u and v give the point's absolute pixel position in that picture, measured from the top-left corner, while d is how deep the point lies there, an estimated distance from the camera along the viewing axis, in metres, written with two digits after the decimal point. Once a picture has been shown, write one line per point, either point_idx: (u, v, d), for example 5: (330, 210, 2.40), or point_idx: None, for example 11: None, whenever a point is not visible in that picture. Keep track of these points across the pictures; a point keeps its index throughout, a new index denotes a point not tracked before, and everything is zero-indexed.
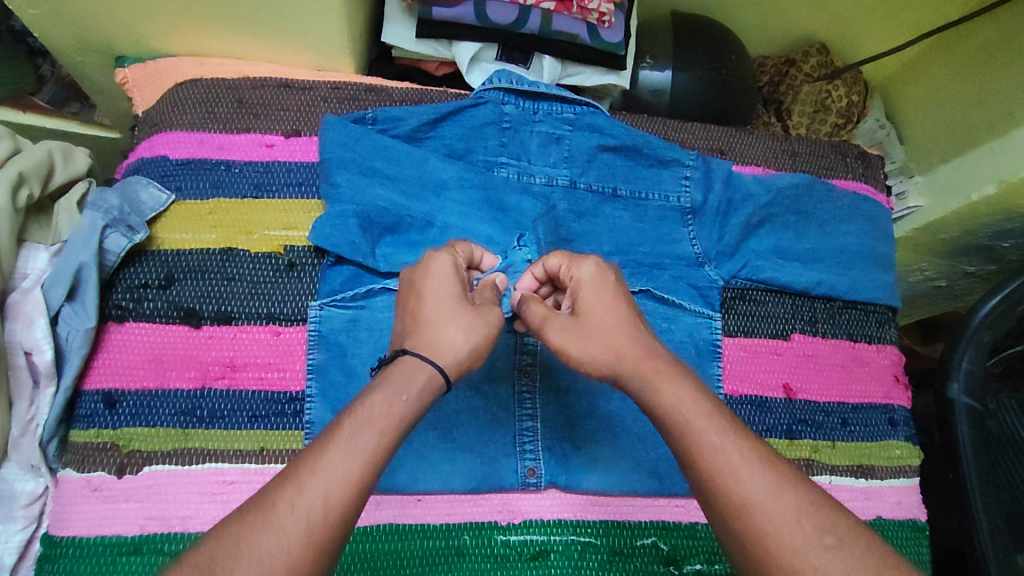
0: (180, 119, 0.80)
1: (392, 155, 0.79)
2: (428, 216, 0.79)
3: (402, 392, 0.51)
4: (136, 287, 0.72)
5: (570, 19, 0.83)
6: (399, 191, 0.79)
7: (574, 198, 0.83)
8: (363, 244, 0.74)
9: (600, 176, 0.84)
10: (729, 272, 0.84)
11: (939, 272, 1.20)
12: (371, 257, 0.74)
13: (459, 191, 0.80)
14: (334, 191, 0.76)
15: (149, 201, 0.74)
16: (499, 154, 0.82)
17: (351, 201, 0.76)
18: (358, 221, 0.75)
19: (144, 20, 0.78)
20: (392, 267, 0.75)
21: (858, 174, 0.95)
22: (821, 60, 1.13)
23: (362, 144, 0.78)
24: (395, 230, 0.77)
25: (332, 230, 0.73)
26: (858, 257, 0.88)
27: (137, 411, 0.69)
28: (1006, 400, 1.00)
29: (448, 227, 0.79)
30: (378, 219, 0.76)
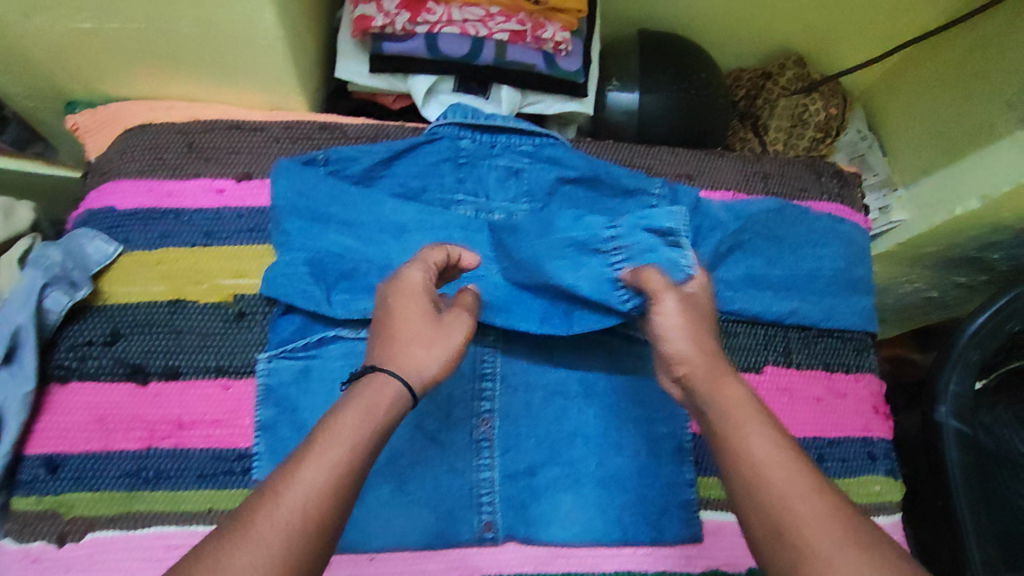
0: (128, 167, 0.78)
1: (347, 200, 0.77)
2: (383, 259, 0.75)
3: (372, 406, 0.51)
4: (80, 345, 0.70)
5: (526, 49, 0.79)
6: (353, 235, 0.76)
7: None
8: (316, 290, 0.72)
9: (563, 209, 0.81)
10: None
11: (929, 283, 1.17)
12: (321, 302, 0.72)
13: (420, 233, 0.77)
14: (284, 239, 0.75)
15: (95, 254, 0.72)
16: (456, 191, 0.80)
17: (301, 249, 0.74)
18: (309, 268, 0.73)
19: (90, 64, 0.76)
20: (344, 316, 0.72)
21: (833, 194, 0.91)
22: (799, 73, 1.09)
23: (318, 189, 0.76)
24: (352, 276, 0.74)
25: (283, 278, 0.72)
26: (833, 282, 0.85)
27: (80, 475, 0.67)
28: (1002, 415, 0.97)
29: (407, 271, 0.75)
30: (331, 266, 0.74)
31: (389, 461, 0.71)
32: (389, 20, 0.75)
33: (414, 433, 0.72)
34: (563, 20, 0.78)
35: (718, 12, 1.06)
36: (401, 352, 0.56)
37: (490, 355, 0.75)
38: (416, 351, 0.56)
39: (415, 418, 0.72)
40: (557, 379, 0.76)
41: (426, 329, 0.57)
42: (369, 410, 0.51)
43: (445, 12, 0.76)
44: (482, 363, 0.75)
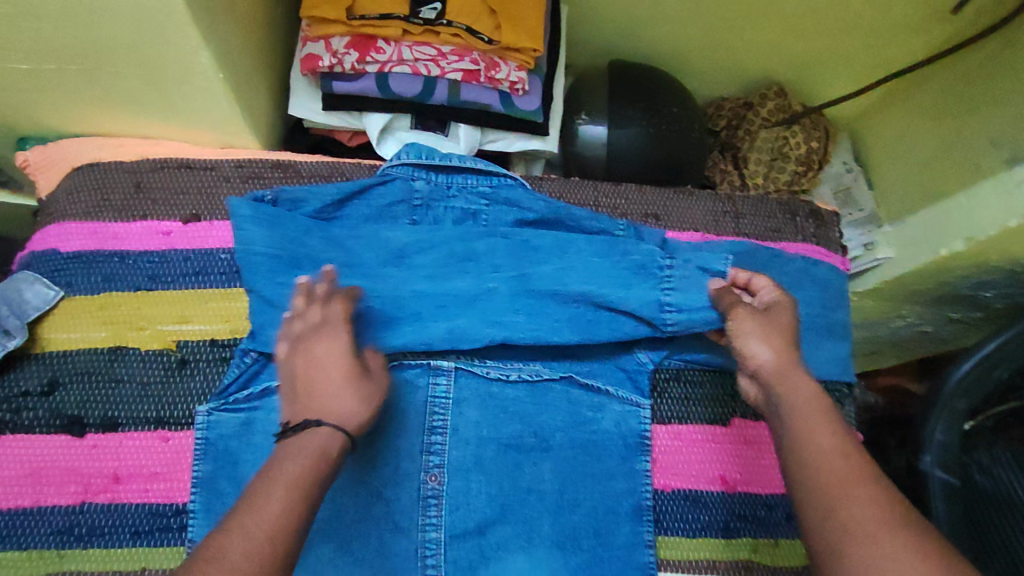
0: (75, 209, 0.77)
1: (342, 241, 0.74)
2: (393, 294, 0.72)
3: (319, 453, 0.55)
4: (15, 396, 0.68)
5: (480, 88, 0.76)
6: (361, 276, 0.73)
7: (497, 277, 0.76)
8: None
9: None
10: (660, 355, 0.77)
11: (921, 318, 1.13)
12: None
13: (423, 262, 0.75)
14: (279, 289, 0.70)
15: (34, 298, 0.71)
16: None
17: (301, 293, 0.71)
18: (320, 317, 0.70)
19: (37, 103, 0.75)
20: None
21: (808, 235, 0.87)
22: (779, 104, 1.05)
23: (313, 236, 0.73)
24: (369, 318, 0.71)
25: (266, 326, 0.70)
26: (806, 329, 0.81)
27: (8, 532, 0.65)
28: (1001, 454, 0.89)
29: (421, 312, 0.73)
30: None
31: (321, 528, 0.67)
32: (336, 60, 0.73)
33: (347, 496, 0.68)
34: (517, 59, 0.75)
35: (693, 41, 1.03)
36: (339, 403, 0.59)
37: (442, 406, 0.72)
38: (351, 402, 0.60)
39: (334, 488, 0.68)
40: (511, 431, 0.73)
41: (353, 381, 0.61)
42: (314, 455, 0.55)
43: (395, 51, 0.73)
44: (433, 416, 0.71)
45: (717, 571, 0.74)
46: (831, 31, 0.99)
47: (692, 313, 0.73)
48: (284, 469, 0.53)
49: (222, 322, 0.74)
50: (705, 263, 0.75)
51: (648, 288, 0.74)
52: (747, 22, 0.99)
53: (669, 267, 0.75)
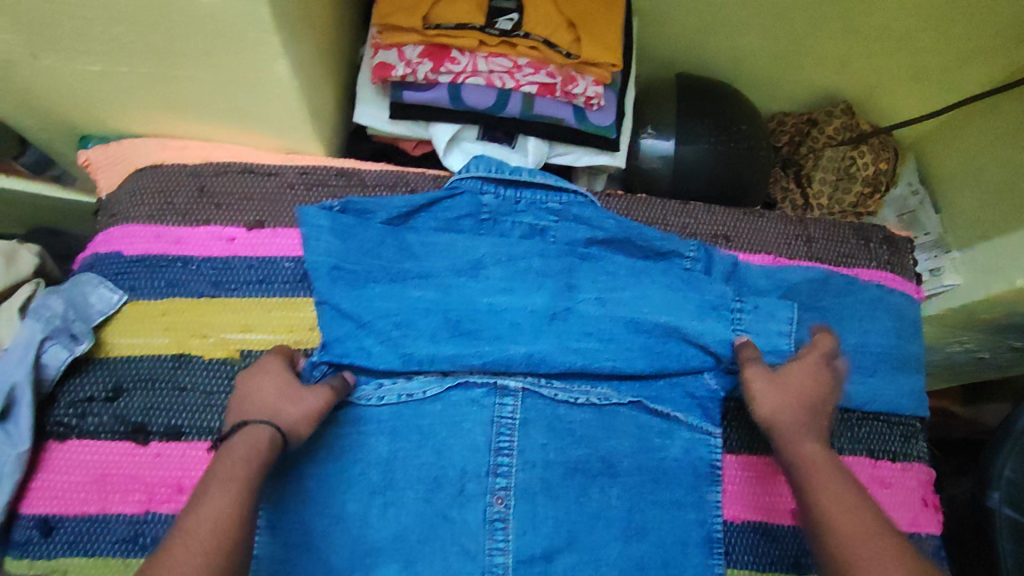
0: (137, 211, 0.76)
1: (416, 251, 0.73)
2: (470, 306, 0.72)
3: (252, 449, 0.57)
4: (80, 401, 0.68)
5: (555, 102, 0.74)
6: (434, 287, 0.72)
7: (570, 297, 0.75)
8: (405, 341, 0.70)
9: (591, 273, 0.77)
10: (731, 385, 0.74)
11: (981, 345, 1.09)
12: (383, 357, 0.69)
13: (498, 268, 0.74)
14: (362, 301, 0.70)
15: (98, 303, 0.70)
16: None
17: (380, 303, 0.70)
18: (397, 330, 0.70)
19: (101, 103, 0.74)
20: (421, 363, 0.70)
21: (883, 262, 0.84)
22: (846, 122, 1.02)
23: (386, 246, 0.72)
24: (453, 330, 0.71)
25: (344, 335, 0.69)
26: (881, 360, 0.78)
27: (75, 539, 0.64)
28: None
29: (498, 328, 0.72)
30: (417, 322, 0.70)
31: (353, 556, 0.66)
32: (409, 70, 0.71)
33: (371, 523, 0.66)
34: (594, 74, 0.72)
35: (759, 53, 1.00)
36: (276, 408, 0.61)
37: (508, 426, 0.70)
38: (287, 405, 0.62)
39: (360, 513, 0.67)
40: (579, 455, 0.71)
41: (289, 387, 0.63)
42: (249, 455, 0.56)
43: (470, 62, 0.71)
44: (499, 437, 0.70)
45: None
46: (903, 48, 0.95)
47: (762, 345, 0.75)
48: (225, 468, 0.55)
49: (286, 332, 0.73)
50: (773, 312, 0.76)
51: (723, 328, 0.74)
52: (818, 36, 0.96)
53: (741, 309, 0.75)
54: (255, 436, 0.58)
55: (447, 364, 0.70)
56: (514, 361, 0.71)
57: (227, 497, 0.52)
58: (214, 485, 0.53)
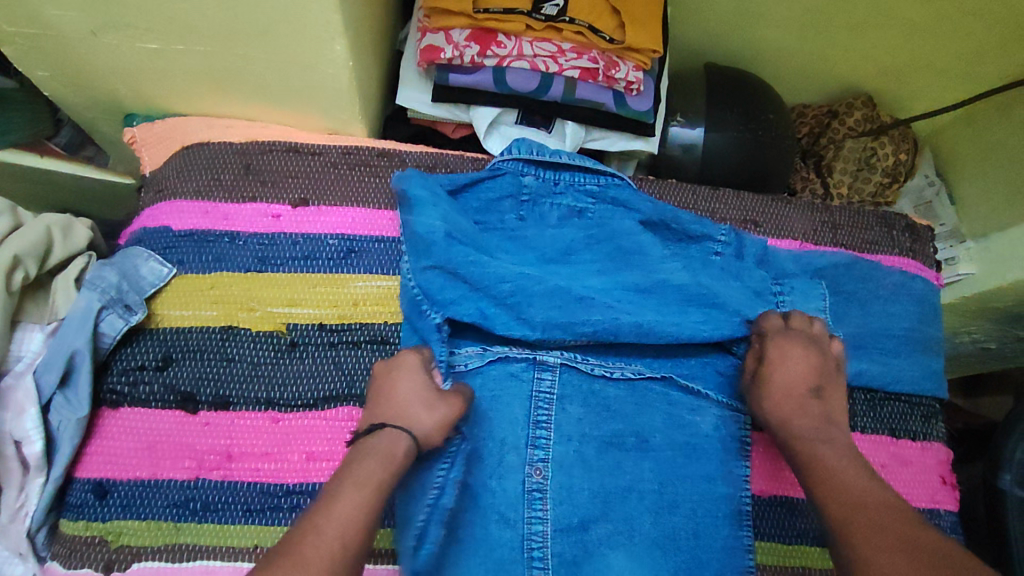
0: (185, 187, 0.77)
1: (512, 232, 0.78)
2: (574, 279, 0.74)
3: (386, 458, 0.60)
4: (131, 369, 0.69)
5: (596, 87, 0.76)
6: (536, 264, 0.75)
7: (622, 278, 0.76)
8: (522, 307, 0.71)
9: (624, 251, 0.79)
10: None
11: (988, 336, 1.12)
12: (508, 326, 0.72)
13: (588, 250, 0.77)
14: (480, 268, 0.71)
15: (149, 276, 0.72)
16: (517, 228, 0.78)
17: (496, 269, 0.72)
18: (495, 300, 0.71)
19: (154, 81, 0.76)
20: (540, 327, 0.71)
21: (905, 249, 0.87)
22: (867, 114, 1.04)
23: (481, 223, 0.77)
24: (555, 299, 0.72)
25: (454, 299, 0.71)
26: (904, 343, 0.81)
27: (128, 502, 0.66)
28: None
29: (591, 300, 0.72)
30: (531, 289, 0.71)
31: (404, 517, 0.67)
32: (457, 53, 0.73)
33: (418, 491, 0.67)
34: (635, 59, 0.75)
35: (784, 44, 1.02)
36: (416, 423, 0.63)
37: (546, 401, 0.72)
38: (419, 414, 0.64)
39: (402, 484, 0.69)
40: (614, 430, 0.73)
41: (423, 394, 0.65)
42: (384, 463, 0.59)
43: (515, 46, 0.73)
44: (537, 411, 0.72)
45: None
46: (923, 43, 0.98)
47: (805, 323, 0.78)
48: (356, 471, 0.58)
49: (330, 307, 0.75)
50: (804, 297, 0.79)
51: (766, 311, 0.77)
52: (842, 29, 0.98)
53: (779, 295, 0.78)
54: (387, 445, 0.61)
55: (559, 331, 0.71)
56: (623, 330, 0.72)
57: (358, 503, 0.55)
58: (349, 488, 0.56)
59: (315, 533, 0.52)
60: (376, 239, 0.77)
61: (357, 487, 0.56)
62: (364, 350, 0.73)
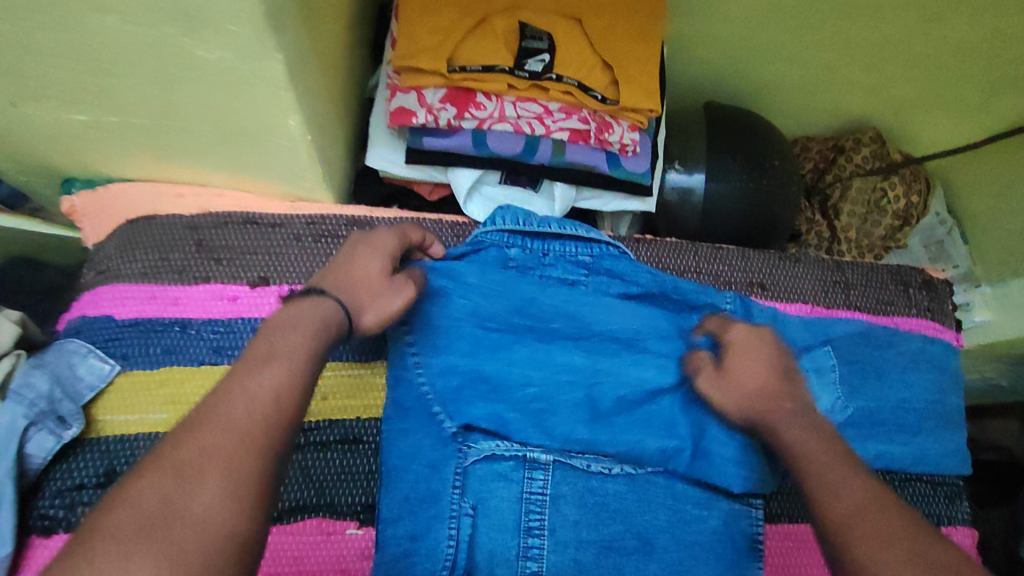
0: (130, 268, 0.69)
1: (536, 315, 0.69)
2: (616, 382, 0.68)
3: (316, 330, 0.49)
4: (68, 490, 0.61)
5: (589, 149, 0.70)
6: (577, 357, 0.69)
7: (642, 363, 0.69)
8: (547, 417, 0.66)
9: (625, 328, 0.70)
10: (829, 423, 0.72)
11: (1004, 376, 1.05)
12: (525, 431, 0.66)
13: (638, 344, 0.70)
14: (504, 372, 0.67)
15: (87, 375, 0.64)
16: (524, 307, 0.69)
17: (520, 371, 0.67)
18: (517, 413, 0.66)
19: (88, 151, 0.68)
20: (561, 443, 0.66)
21: (923, 308, 0.81)
22: (875, 151, 0.97)
23: (499, 298, 0.69)
24: (591, 403, 0.67)
25: (479, 411, 0.65)
26: (925, 417, 0.75)
27: None
28: None
29: (625, 416, 0.68)
30: (558, 398, 0.67)
31: None
32: (431, 116, 0.66)
33: None
34: (631, 119, 0.68)
35: (787, 79, 0.95)
36: (359, 294, 0.53)
37: (539, 503, 0.65)
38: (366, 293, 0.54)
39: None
40: (614, 532, 0.65)
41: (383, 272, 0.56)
42: (319, 328, 0.49)
43: (498, 107, 0.66)
44: (529, 515, 0.64)
45: None
46: (935, 76, 0.91)
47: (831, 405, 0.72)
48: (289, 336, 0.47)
49: None
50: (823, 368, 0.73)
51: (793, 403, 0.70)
52: (853, 61, 0.90)
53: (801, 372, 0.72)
54: (324, 309, 0.50)
55: (584, 442, 0.67)
56: (650, 453, 0.67)
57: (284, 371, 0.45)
58: (273, 351, 0.46)
59: (229, 400, 0.43)
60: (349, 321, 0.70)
61: (286, 360, 0.46)
62: (335, 452, 0.66)
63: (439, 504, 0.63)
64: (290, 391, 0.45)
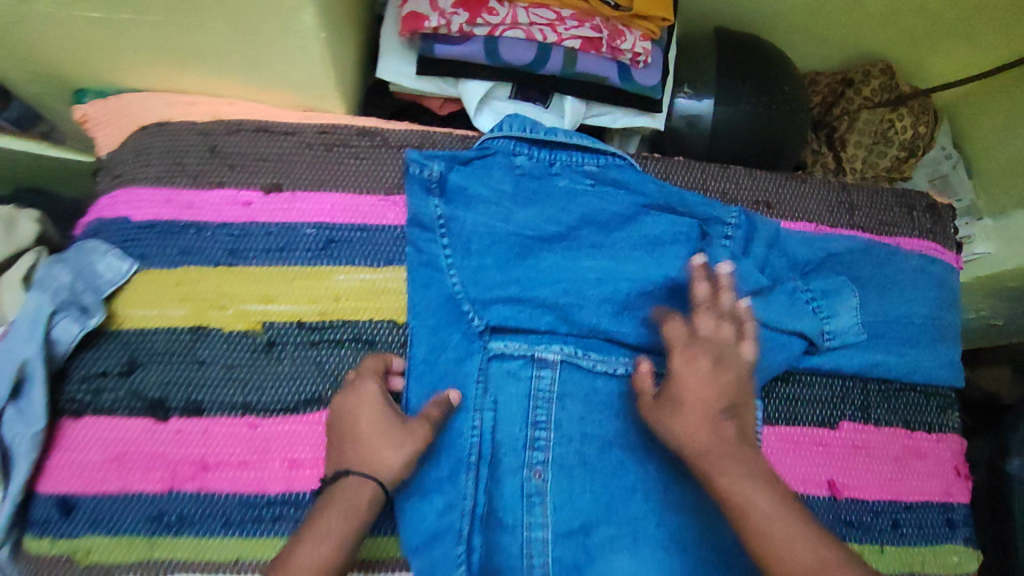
0: (145, 172, 0.70)
1: (566, 217, 0.71)
2: (644, 279, 0.71)
3: (351, 508, 0.58)
4: (93, 376, 0.64)
5: (599, 59, 0.70)
6: (608, 259, 0.71)
7: (668, 261, 0.71)
8: (573, 309, 0.70)
9: (638, 234, 0.72)
10: (842, 338, 0.74)
11: (1001, 318, 1.05)
12: (553, 326, 0.70)
13: (675, 246, 0.72)
14: (535, 273, 0.70)
15: (108, 272, 0.65)
16: (552, 215, 0.71)
17: (551, 276, 0.70)
18: (549, 314, 0.70)
19: (104, 58, 0.69)
20: (586, 331, 0.70)
21: (925, 230, 0.82)
22: (885, 82, 0.97)
23: (529, 208, 0.71)
24: (616, 298, 0.70)
25: (508, 310, 0.69)
26: (924, 332, 0.77)
27: (96, 518, 0.61)
28: None
29: (644, 322, 0.71)
30: (584, 293, 0.70)
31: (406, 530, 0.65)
32: (444, 21, 0.66)
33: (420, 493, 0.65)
34: (643, 28, 0.69)
35: (797, 7, 0.95)
36: (377, 461, 0.60)
37: (545, 400, 0.69)
38: (385, 458, 0.61)
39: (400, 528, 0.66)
40: (617, 429, 0.70)
41: (391, 428, 0.62)
42: (349, 514, 0.58)
43: (510, 14, 0.67)
44: (536, 412, 0.68)
45: None
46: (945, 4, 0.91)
47: (847, 329, 0.74)
48: (320, 523, 0.57)
49: (310, 303, 0.69)
50: (837, 293, 0.75)
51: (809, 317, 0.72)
52: None
53: (812, 295, 0.74)
54: (357, 495, 0.59)
55: (604, 335, 0.70)
56: (665, 345, 0.71)
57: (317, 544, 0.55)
58: (309, 538, 0.56)
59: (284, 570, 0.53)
60: (358, 227, 0.72)
61: (318, 540, 0.55)
62: (347, 350, 0.68)
63: (464, 397, 0.68)
64: (335, 550, 0.55)
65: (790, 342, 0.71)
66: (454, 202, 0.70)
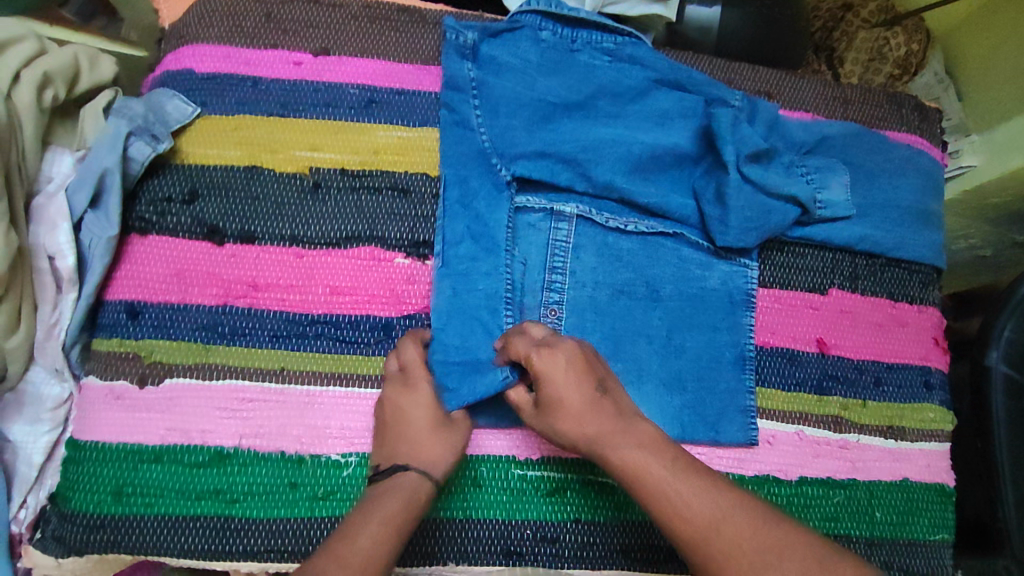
0: (207, 32, 0.78)
1: (585, 87, 0.79)
2: (654, 147, 0.78)
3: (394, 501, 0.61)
4: (159, 201, 0.71)
5: None
6: (622, 128, 0.79)
7: (676, 133, 0.79)
8: (589, 165, 0.77)
9: (650, 107, 0.80)
10: (833, 208, 0.81)
11: (985, 241, 1.12)
12: (571, 182, 0.77)
13: (682, 121, 0.80)
14: (556, 136, 0.77)
15: (174, 113, 0.72)
16: (573, 85, 0.79)
17: (570, 137, 0.77)
18: (568, 169, 0.77)
19: None
20: (601, 189, 0.77)
21: (913, 127, 0.89)
22: (882, 5, 1.05)
23: (552, 78, 0.78)
24: (630, 160, 0.78)
25: (531, 166, 0.76)
26: (908, 214, 0.84)
27: (159, 323, 0.69)
28: None
29: (654, 187, 0.78)
30: (601, 152, 0.77)
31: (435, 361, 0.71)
32: None
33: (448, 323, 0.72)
34: None
35: None
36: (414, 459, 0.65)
37: (563, 249, 0.76)
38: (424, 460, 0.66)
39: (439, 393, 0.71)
40: (625, 279, 0.77)
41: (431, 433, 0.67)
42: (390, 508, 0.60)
43: None
44: (553, 256, 0.76)
45: (809, 422, 0.78)
46: None
47: (838, 204, 0.81)
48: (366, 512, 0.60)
49: (351, 154, 0.76)
50: (829, 169, 0.82)
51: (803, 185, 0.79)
52: None
53: (806, 169, 0.81)
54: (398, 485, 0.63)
55: (620, 193, 0.77)
56: (672, 207, 0.78)
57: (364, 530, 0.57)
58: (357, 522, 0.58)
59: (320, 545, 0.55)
60: (398, 92, 0.78)
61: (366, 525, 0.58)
62: (386, 196, 0.75)
63: (491, 241, 0.75)
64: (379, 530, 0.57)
65: (785, 210, 0.78)
66: (484, 68, 0.78)
